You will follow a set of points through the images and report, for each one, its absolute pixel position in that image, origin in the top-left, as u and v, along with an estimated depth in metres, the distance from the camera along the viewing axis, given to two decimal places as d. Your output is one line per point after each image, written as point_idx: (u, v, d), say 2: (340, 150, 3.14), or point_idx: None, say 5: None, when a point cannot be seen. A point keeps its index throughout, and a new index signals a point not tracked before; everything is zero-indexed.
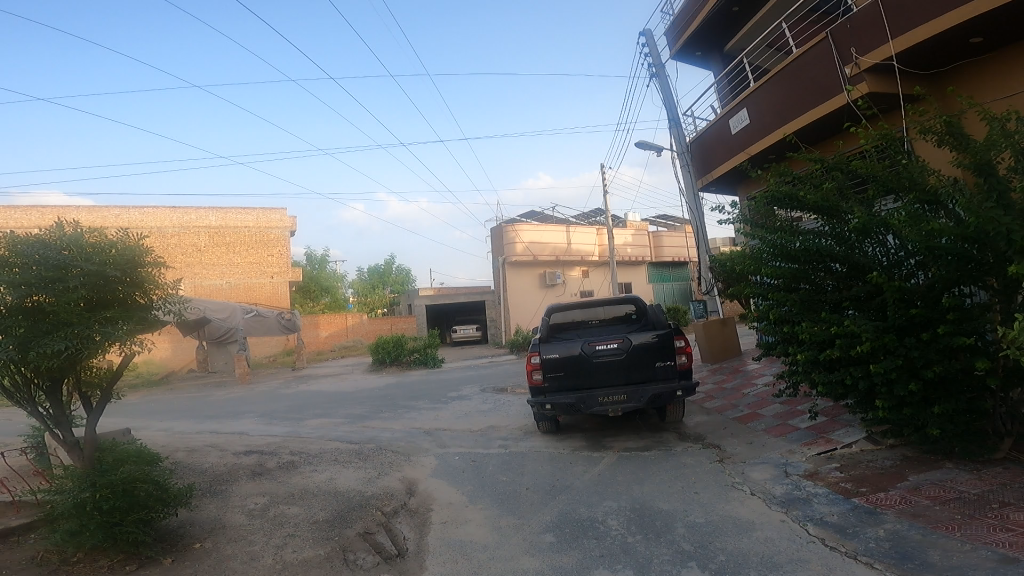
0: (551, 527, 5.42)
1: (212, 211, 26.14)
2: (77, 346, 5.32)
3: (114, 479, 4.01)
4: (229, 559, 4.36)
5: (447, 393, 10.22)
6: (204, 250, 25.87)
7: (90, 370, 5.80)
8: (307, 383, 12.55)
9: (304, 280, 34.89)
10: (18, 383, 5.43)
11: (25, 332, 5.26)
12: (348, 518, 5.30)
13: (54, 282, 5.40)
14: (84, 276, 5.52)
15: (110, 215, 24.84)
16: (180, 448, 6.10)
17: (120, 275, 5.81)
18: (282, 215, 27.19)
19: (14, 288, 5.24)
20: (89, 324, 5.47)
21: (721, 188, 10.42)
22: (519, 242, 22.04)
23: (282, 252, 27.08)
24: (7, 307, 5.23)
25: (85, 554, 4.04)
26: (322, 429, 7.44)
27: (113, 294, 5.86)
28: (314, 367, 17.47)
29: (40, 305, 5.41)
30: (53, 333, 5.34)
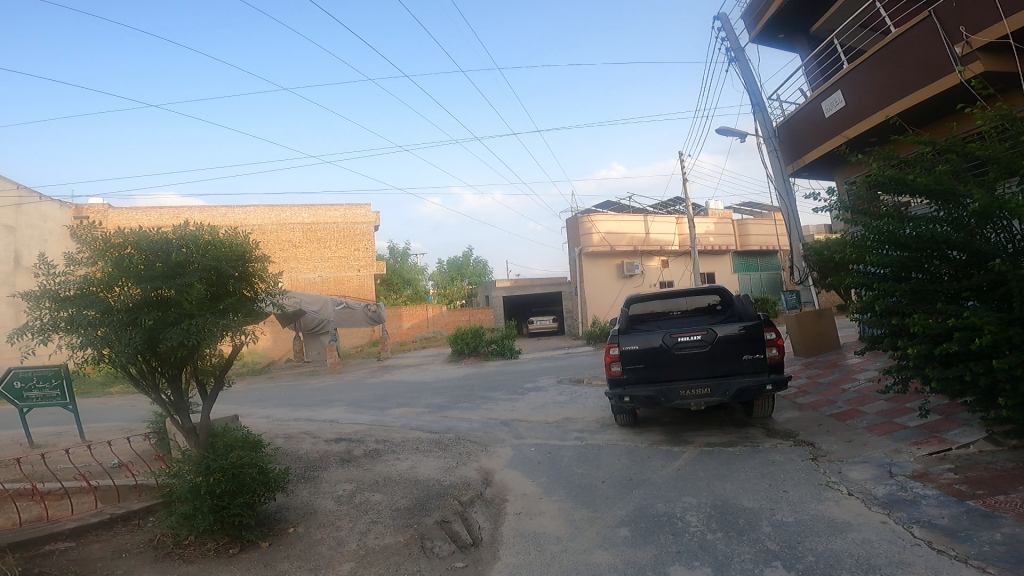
0: (626, 522, 5.43)
1: (305, 208, 27.75)
2: (193, 334, 5.95)
3: (225, 464, 4.45)
4: (318, 544, 4.79)
5: (526, 384, 10.38)
6: (298, 245, 27.60)
7: (205, 361, 6.42)
8: (390, 373, 13.14)
9: (387, 274, 36.37)
10: (144, 370, 6.12)
11: (152, 323, 5.97)
12: (428, 506, 5.66)
13: (175, 277, 6.14)
14: (200, 271, 6.26)
15: (217, 214, 27.01)
16: (279, 435, 6.64)
17: (232, 272, 6.54)
18: (367, 211, 28.49)
19: (143, 283, 6.01)
20: (205, 315, 6.12)
21: (817, 176, 9.61)
22: (595, 233, 21.59)
23: (367, 246, 28.39)
24: (138, 301, 6.02)
25: (194, 538, 4.41)
26: (403, 418, 7.83)
27: (225, 288, 6.56)
28: (398, 358, 18.23)
29: (167, 297, 6.16)
30: (176, 324, 6.02)
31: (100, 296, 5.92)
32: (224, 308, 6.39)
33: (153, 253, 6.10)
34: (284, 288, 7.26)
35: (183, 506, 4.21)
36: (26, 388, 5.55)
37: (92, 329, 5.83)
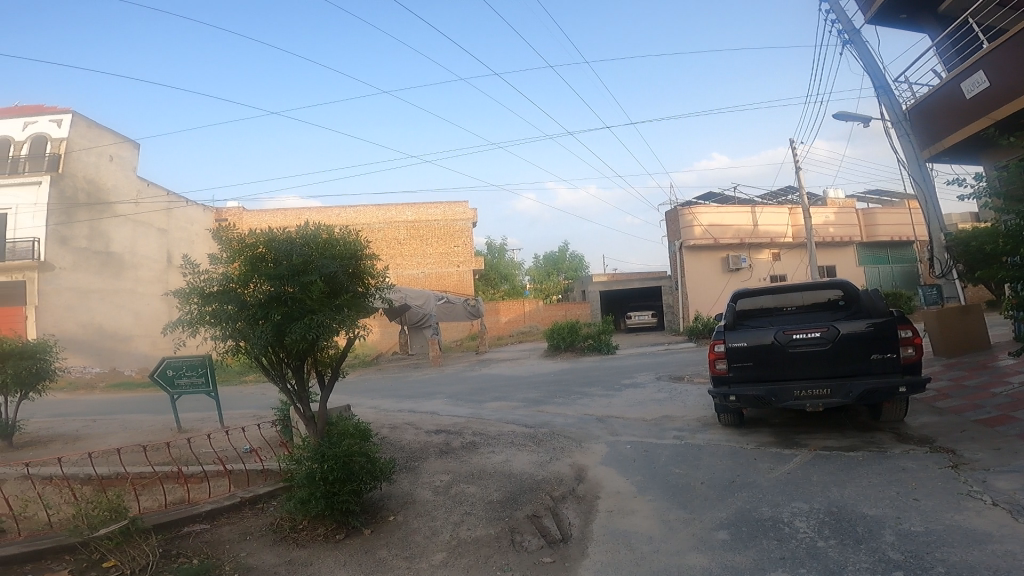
0: (726, 524, 5.25)
1: (408, 207, 29.19)
2: (316, 329, 6.58)
3: (338, 452, 4.90)
4: (414, 532, 5.19)
5: (624, 381, 10.31)
6: (403, 243, 29.01)
7: (326, 353, 7.07)
8: (488, 366, 13.58)
9: (485, 269, 36.89)
10: (272, 361, 6.82)
11: (282, 318, 6.63)
12: (520, 500, 5.88)
13: (300, 274, 6.75)
14: (321, 269, 6.83)
15: (333, 214, 29.02)
16: (385, 424, 7.20)
17: (347, 270, 7.09)
18: (465, 208, 29.48)
19: (273, 281, 6.66)
20: (325, 311, 6.70)
21: (967, 145, 8.47)
22: (698, 225, 20.88)
23: (466, 243, 29.35)
24: (269, 297, 6.71)
25: (307, 522, 4.88)
26: (499, 412, 8.10)
27: (341, 285, 7.07)
28: (496, 351, 18.61)
29: (290, 293, 6.75)
30: (300, 319, 6.65)
31: (238, 292, 6.65)
32: (340, 304, 6.93)
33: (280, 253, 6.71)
34: (391, 283, 7.74)
35: (300, 490, 4.69)
36: (176, 375, 6.37)
37: (231, 322, 6.59)
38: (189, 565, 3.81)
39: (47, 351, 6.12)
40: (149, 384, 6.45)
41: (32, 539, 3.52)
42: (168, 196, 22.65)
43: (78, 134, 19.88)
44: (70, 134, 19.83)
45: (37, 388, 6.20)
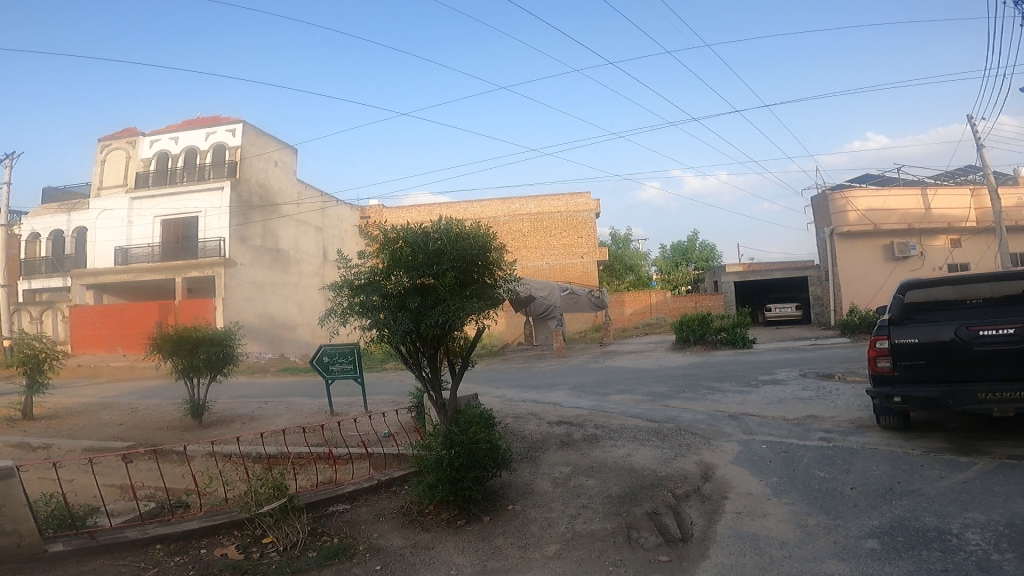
0: (877, 533, 4.80)
1: (531, 199, 29.49)
2: (450, 317, 6.96)
3: (464, 441, 5.25)
4: (531, 523, 5.46)
5: (760, 380, 9.72)
6: (527, 234, 29.35)
7: (455, 343, 7.53)
8: (612, 358, 13.54)
9: (609, 260, 34.51)
10: (410, 350, 7.33)
11: (419, 307, 7.04)
12: (639, 496, 5.86)
13: (434, 265, 7.10)
14: (452, 260, 7.16)
15: (461, 208, 30.13)
16: (510, 414, 7.66)
17: (477, 261, 7.35)
18: (587, 199, 29.26)
19: (410, 272, 7.07)
20: (458, 300, 7.04)
21: None
22: (853, 210, 19.13)
23: (588, 234, 29.13)
24: (407, 287, 7.12)
25: (432, 507, 5.31)
26: (623, 404, 8.62)
27: (470, 276, 7.37)
28: (622, 343, 18.22)
29: (427, 284, 7.14)
30: (435, 307, 7.04)
31: (384, 284, 7.13)
32: (468, 294, 7.19)
33: (415, 248, 7.12)
34: (516, 274, 7.95)
35: (428, 475, 5.10)
36: (330, 361, 7.22)
37: (376, 312, 7.10)
38: (331, 542, 4.40)
39: (232, 337, 7.32)
40: (310, 367, 7.37)
41: (208, 515, 4.21)
42: (321, 197, 25.61)
43: (249, 142, 21.75)
44: (244, 143, 21.55)
45: (223, 371, 7.40)
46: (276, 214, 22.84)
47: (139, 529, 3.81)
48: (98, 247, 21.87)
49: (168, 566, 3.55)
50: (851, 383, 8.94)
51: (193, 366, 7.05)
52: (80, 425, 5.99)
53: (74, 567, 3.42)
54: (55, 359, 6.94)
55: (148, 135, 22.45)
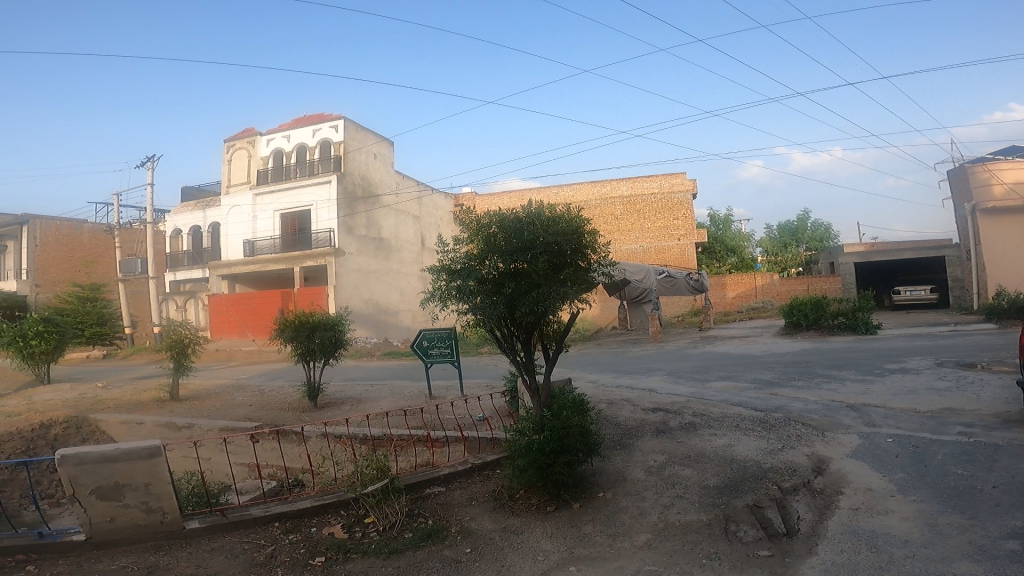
0: (1021, 536, 4.33)
1: (623, 181, 28.73)
2: (544, 303, 6.71)
3: (557, 425, 5.28)
4: (622, 511, 5.44)
5: (885, 369, 8.92)
6: (620, 218, 28.66)
7: (549, 326, 7.36)
8: (714, 344, 13.03)
9: (708, 241, 32.10)
10: (505, 334, 7.20)
11: (514, 292, 6.85)
12: (741, 488, 5.64)
13: (526, 250, 6.88)
14: (544, 245, 6.90)
15: (552, 193, 29.88)
16: (604, 402, 7.98)
17: (569, 245, 7.04)
18: (682, 179, 28.14)
19: (503, 257, 6.89)
20: (552, 285, 6.77)
21: None
22: (999, 183, 16.95)
23: (686, 215, 28.05)
24: (500, 272, 6.94)
25: (523, 492, 5.45)
26: (725, 393, 8.39)
27: (563, 260, 7.09)
28: (723, 328, 17.44)
29: (521, 269, 6.93)
30: (529, 292, 6.83)
31: (480, 269, 6.96)
32: (563, 279, 6.90)
33: (508, 232, 6.90)
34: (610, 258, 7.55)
35: (519, 459, 5.20)
36: (429, 345, 7.59)
37: (471, 297, 7.00)
38: (425, 524, 4.69)
39: (343, 322, 7.96)
40: (412, 351, 7.79)
41: (319, 494, 4.63)
42: (418, 186, 26.83)
43: (351, 137, 22.89)
44: (347, 138, 22.67)
45: (336, 355, 8.04)
46: (379, 205, 24.12)
47: (261, 508, 4.30)
48: (230, 240, 24.02)
49: (283, 544, 3.98)
50: (997, 372, 7.97)
51: (310, 350, 7.72)
52: (216, 406, 6.79)
53: (208, 541, 3.93)
54: (196, 345, 7.95)
55: (264, 133, 23.99)
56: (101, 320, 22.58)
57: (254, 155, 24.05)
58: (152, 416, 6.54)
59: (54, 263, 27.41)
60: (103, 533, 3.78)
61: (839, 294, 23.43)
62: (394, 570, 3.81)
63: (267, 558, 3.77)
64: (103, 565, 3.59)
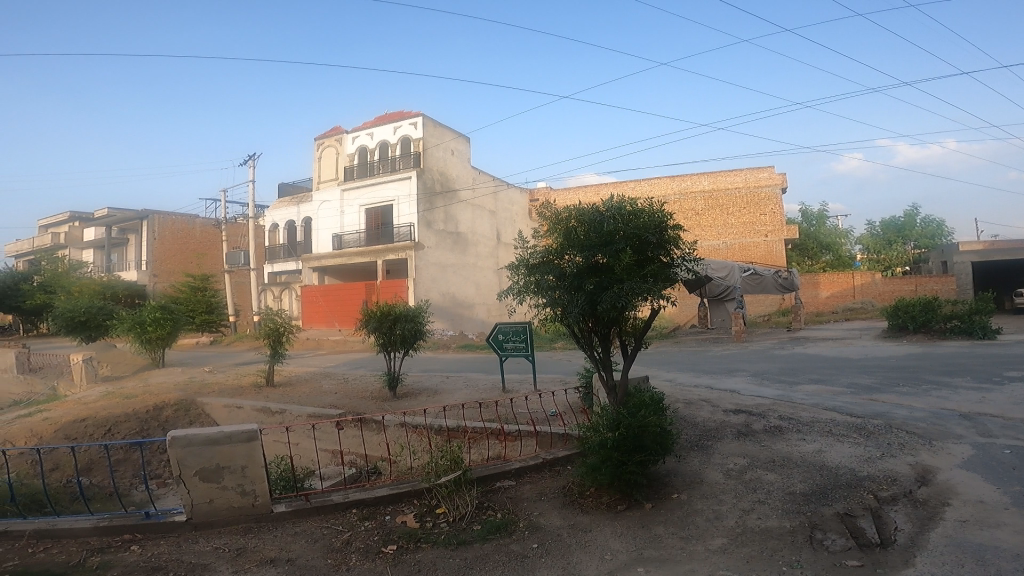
0: None
1: (705, 176, 27.72)
2: (627, 302, 6.07)
3: (632, 424, 5.16)
4: (696, 514, 5.25)
5: (1006, 376, 8.09)
6: (702, 213, 27.69)
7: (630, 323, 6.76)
8: (805, 345, 12.36)
9: (800, 238, 30.44)
10: (583, 330, 6.69)
11: (595, 286, 6.24)
12: (831, 496, 5.34)
13: (608, 245, 6.22)
14: (628, 240, 6.22)
15: (629, 187, 29.37)
16: (682, 402, 7.84)
17: (654, 240, 6.31)
18: (770, 172, 26.90)
19: (584, 253, 6.28)
20: (636, 282, 6.11)
21: None
22: None
23: (774, 210, 26.88)
24: (579, 268, 6.34)
25: (593, 491, 5.41)
26: (816, 397, 7.95)
27: (648, 255, 6.37)
28: (815, 329, 16.50)
29: (602, 264, 6.31)
30: (610, 289, 6.21)
31: (559, 262, 6.41)
32: (647, 274, 6.22)
33: (589, 224, 6.29)
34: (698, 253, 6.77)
35: (591, 456, 5.14)
36: (505, 339, 7.72)
37: (550, 292, 6.49)
38: (494, 518, 4.78)
39: (423, 312, 8.26)
40: (487, 344, 7.96)
41: (395, 484, 4.88)
42: (494, 181, 27.37)
43: (429, 134, 23.37)
44: (425, 135, 23.21)
45: (415, 345, 8.36)
46: (455, 200, 24.67)
47: (342, 494, 4.61)
48: (321, 235, 25.25)
49: (359, 530, 4.25)
50: None
51: (391, 341, 8.08)
52: (306, 393, 7.28)
53: (292, 525, 4.24)
54: (290, 332, 8.54)
55: (350, 132, 25.10)
56: (209, 308, 24.44)
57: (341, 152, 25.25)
58: (250, 401, 7.12)
59: (169, 254, 30.05)
60: (202, 514, 4.15)
61: (952, 295, 22.12)
62: (463, 561, 3.94)
63: (344, 543, 4.02)
64: (200, 545, 3.92)
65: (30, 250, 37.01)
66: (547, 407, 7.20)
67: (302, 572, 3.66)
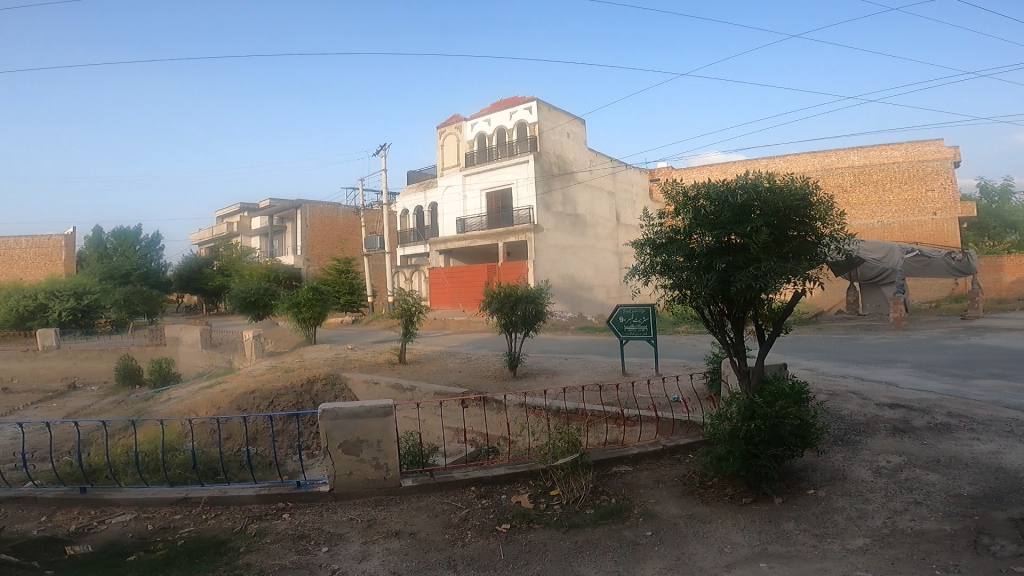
0: None
1: (854, 150, 25.73)
2: (766, 282, 4.91)
3: (768, 414, 4.83)
4: (835, 512, 4.73)
5: None
6: (852, 189, 25.44)
7: (766, 305, 5.64)
8: (980, 335, 10.91)
9: (978, 216, 26.61)
10: (712, 313, 5.62)
11: (725, 267, 5.14)
12: (1006, 500, 4.69)
13: (740, 220, 5.11)
14: (763, 216, 5.11)
15: (762, 164, 27.42)
16: (826, 393, 7.38)
17: (795, 214, 5.14)
18: (937, 146, 24.47)
19: (710, 228, 5.19)
20: (776, 260, 4.95)
21: None
22: None
23: (944, 186, 24.14)
24: (706, 246, 5.23)
25: (717, 481, 5.12)
26: (995, 393, 7.00)
27: (790, 232, 5.19)
28: (995, 317, 14.45)
29: (733, 242, 5.20)
30: (744, 268, 5.07)
31: (683, 242, 5.35)
32: (789, 253, 5.05)
33: (718, 198, 5.19)
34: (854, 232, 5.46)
35: (718, 445, 4.85)
36: (626, 322, 7.65)
37: (672, 273, 5.43)
38: (608, 503, 4.75)
39: (544, 293, 8.43)
40: (608, 327, 7.93)
41: (511, 464, 5.12)
42: (612, 162, 27.34)
43: (544, 117, 23.37)
44: (540, 119, 23.23)
45: (534, 327, 8.57)
46: (573, 182, 24.78)
47: (462, 472, 4.95)
48: (446, 219, 26.31)
49: (476, 508, 4.53)
50: None
51: (512, 322, 8.35)
52: (433, 372, 7.79)
53: (418, 500, 4.64)
54: (420, 313, 9.10)
55: (468, 119, 25.65)
56: (351, 289, 26.78)
57: (462, 139, 25.99)
58: (387, 378, 7.77)
59: (319, 239, 33.12)
60: (342, 485, 4.64)
61: None
62: (572, 545, 4.06)
63: (461, 520, 4.33)
64: (338, 515, 4.40)
65: (210, 239, 42.65)
66: (670, 392, 7.11)
67: (423, 545, 4.00)
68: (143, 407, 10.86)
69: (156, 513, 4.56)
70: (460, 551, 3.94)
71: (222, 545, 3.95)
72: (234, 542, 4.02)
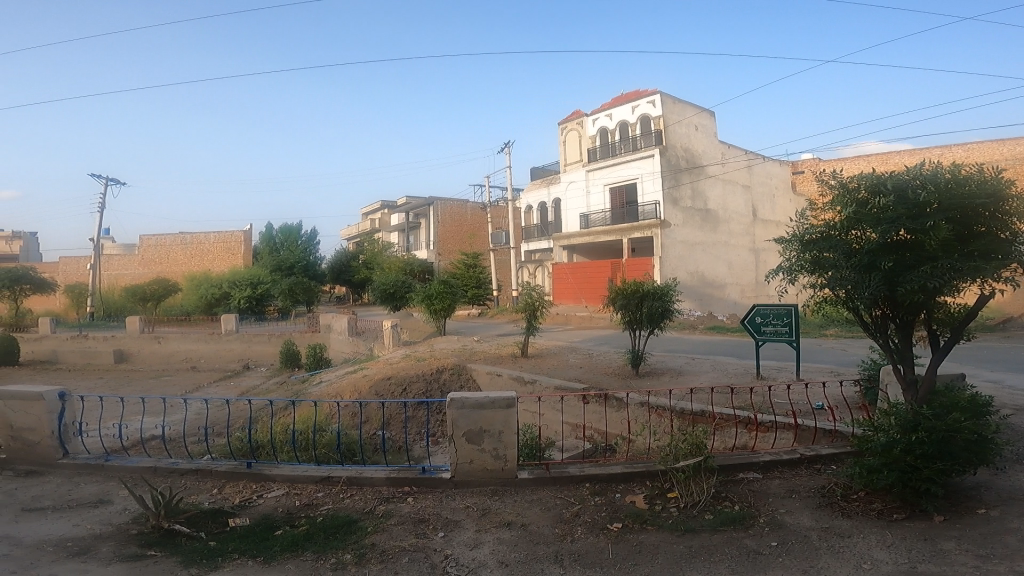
0: None
1: None
2: (943, 283, 4.21)
3: (935, 427, 4.24)
4: (1009, 533, 4.05)
5: None
6: None
7: (941, 308, 4.86)
8: None
9: None
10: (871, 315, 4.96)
11: (891, 266, 4.46)
12: None
13: (912, 214, 4.39)
14: (943, 210, 4.33)
15: (933, 154, 24.28)
16: (1011, 408, 6.39)
17: (985, 207, 4.31)
18: None
19: (874, 224, 4.51)
20: (957, 259, 4.21)
21: None
22: None
23: None
24: (869, 244, 4.56)
25: (863, 494, 4.61)
26: None
27: (976, 228, 4.38)
28: None
29: (903, 239, 4.49)
30: (915, 267, 4.39)
31: (840, 239, 4.73)
32: (975, 251, 4.28)
33: (886, 188, 4.51)
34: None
35: (870, 457, 4.35)
36: (763, 322, 7.17)
37: (822, 272, 4.84)
38: (730, 510, 4.48)
39: (671, 291, 8.12)
40: (743, 327, 7.48)
41: (629, 462, 5.03)
42: (748, 154, 25.74)
43: (670, 110, 22.51)
44: (665, 112, 22.42)
45: (661, 325, 8.28)
46: (703, 175, 23.60)
47: (578, 468, 4.95)
48: (569, 215, 26.26)
49: (589, 504, 4.51)
50: None
51: (637, 318, 8.17)
52: (554, 366, 7.86)
53: (533, 493, 4.71)
54: (543, 308, 9.22)
55: (589, 114, 25.40)
56: (478, 283, 27.70)
57: (584, 134, 25.81)
58: (510, 370, 7.97)
59: (450, 234, 34.70)
60: (463, 473, 4.84)
61: None
62: (686, 549, 3.90)
63: (572, 516, 4.33)
64: (456, 502, 4.60)
65: (357, 234, 46.37)
66: (813, 399, 6.56)
67: (532, 537, 4.06)
68: (298, 389, 12.14)
69: (303, 490, 5.07)
70: (568, 547, 3.95)
71: (352, 525, 4.30)
72: (363, 522, 4.36)
